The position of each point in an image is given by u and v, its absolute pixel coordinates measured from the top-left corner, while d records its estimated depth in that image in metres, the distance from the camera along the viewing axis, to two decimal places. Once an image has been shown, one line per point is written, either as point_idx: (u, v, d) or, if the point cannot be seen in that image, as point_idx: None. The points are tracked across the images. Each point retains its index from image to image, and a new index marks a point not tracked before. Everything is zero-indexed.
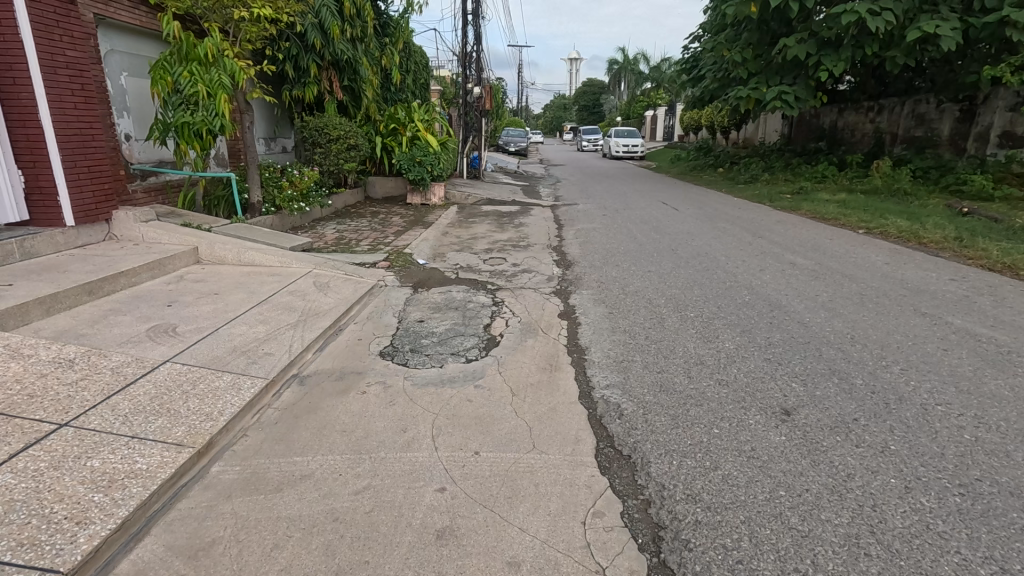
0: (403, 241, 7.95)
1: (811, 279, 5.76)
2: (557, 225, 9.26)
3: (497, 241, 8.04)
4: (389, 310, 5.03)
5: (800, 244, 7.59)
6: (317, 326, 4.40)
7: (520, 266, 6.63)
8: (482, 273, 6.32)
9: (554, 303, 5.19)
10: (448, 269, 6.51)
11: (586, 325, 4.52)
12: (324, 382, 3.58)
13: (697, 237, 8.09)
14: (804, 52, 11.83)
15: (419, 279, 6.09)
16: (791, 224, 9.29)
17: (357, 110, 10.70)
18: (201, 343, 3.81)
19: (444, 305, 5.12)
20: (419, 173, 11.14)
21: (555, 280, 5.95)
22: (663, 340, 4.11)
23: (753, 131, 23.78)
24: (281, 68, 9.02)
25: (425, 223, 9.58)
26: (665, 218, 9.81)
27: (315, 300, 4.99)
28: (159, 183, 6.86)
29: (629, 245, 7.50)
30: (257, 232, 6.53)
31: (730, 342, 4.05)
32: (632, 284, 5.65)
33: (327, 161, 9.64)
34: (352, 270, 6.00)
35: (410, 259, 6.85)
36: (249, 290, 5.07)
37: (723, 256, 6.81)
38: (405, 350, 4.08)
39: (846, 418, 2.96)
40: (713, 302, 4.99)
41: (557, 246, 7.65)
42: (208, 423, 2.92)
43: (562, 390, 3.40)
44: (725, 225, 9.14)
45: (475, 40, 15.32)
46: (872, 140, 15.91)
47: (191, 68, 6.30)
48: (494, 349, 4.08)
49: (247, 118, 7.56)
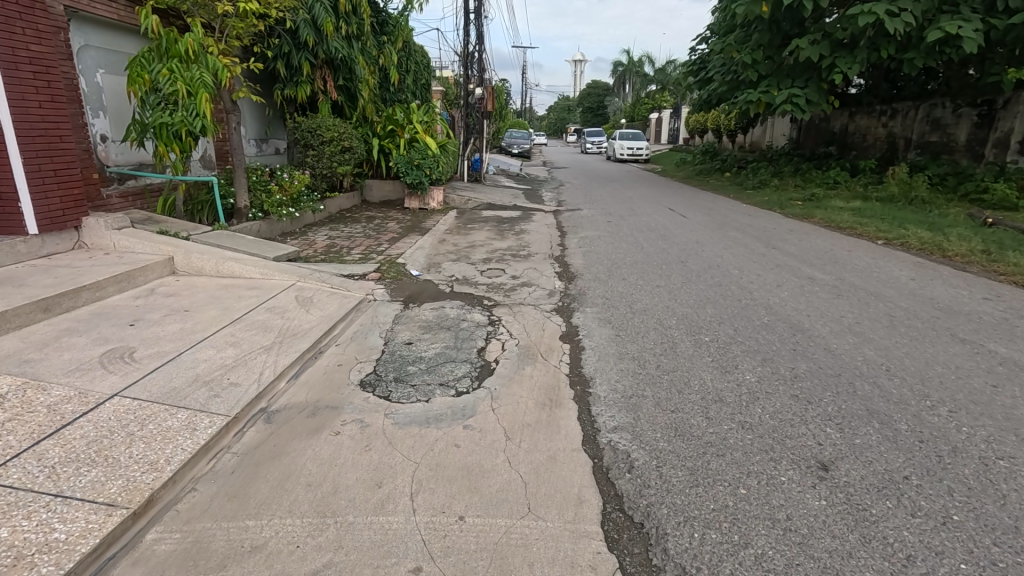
0: (397, 249, 7.55)
1: (833, 297, 5.33)
2: (559, 233, 8.86)
3: (497, 250, 7.64)
4: (376, 330, 4.62)
5: (817, 256, 7.16)
6: (294, 349, 4.00)
7: (520, 278, 6.22)
8: (478, 286, 5.91)
9: (555, 322, 4.77)
10: (442, 282, 6.10)
11: (590, 350, 4.10)
12: (294, 419, 3.17)
13: (708, 247, 7.68)
14: (817, 55, 11.38)
15: (411, 293, 5.68)
16: (805, 233, 8.87)
17: (352, 110, 10.34)
18: (159, 371, 3.41)
19: (436, 324, 4.71)
20: (417, 176, 10.75)
21: (556, 295, 5.54)
22: (675, 370, 3.70)
23: (760, 135, 23.38)
24: (272, 66, 8.64)
25: (422, 230, 9.18)
26: (673, 225, 9.39)
27: (295, 317, 4.58)
28: (138, 187, 6.47)
29: (636, 256, 7.10)
30: (240, 241, 6.13)
31: (750, 373, 3.63)
32: (640, 301, 5.24)
33: (319, 163, 9.20)
34: (339, 283, 5.60)
35: (403, 270, 6.44)
36: (223, 305, 4.67)
37: (736, 269, 6.40)
38: (389, 380, 3.66)
39: (895, 477, 2.54)
40: (729, 324, 4.57)
41: (560, 256, 7.25)
42: (150, 476, 2.50)
43: (562, 433, 2.98)
44: (735, 233, 8.73)
45: (477, 39, 14.92)
46: (884, 145, 15.47)
47: (170, 66, 5.89)
48: (488, 379, 3.66)
49: (234, 120, 7.20)
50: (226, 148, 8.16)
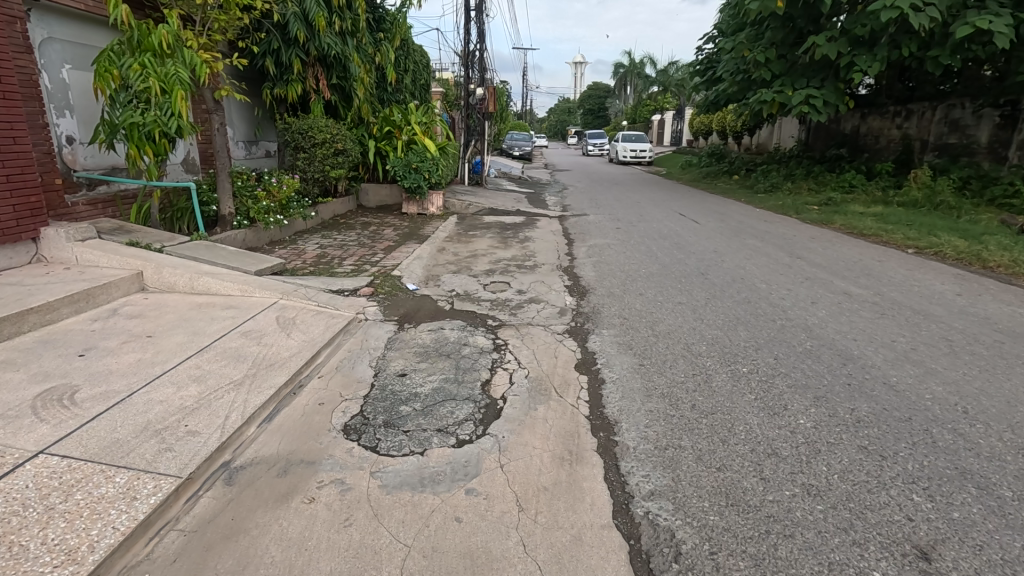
0: (393, 259, 7.01)
1: (876, 316, 4.79)
2: (566, 241, 8.32)
3: (500, 260, 7.11)
4: (367, 357, 4.07)
5: (848, 267, 6.61)
6: (269, 384, 3.45)
7: (526, 293, 5.67)
8: (481, 303, 5.36)
9: (568, 347, 4.23)
10: (442, 298, 5.55)
11: (611, 385, 3.55)
12: (260, 479, 2.61)
13: (728, 257, 7.13)
14: (835, 52, 10.85)
15: (406, 311, 5.13)
16: (828, 241, 8.33)
17: (347, 110, 9.81)
18: (102, 417, 2.86)
19: (434, 351, 4.16)
20: (416, 180, 10.22)
21: (568, 313, 4.99)
22: (715, 414, 3.15)
23: (767, 136, 22.88)
24: (260, 63, 8.10)
25: (420, 237, 8.64)
26: (686, 232, 8.85)
27: (274, 343, 4.04)
28: (109, 193, 5.94)
29: (651, 267, 6.56)
30: (220, 252, 5.58)
31: (804, 417, 3.08)
32: (663, 321, 4.70)
33: (310, 166, 8.62)
34: (328, 301, 5.05)
35: (398, 284, 5.90)
36: (192, 329, 4.11)
37: (764, 283, 5.84)
38: (377, 425, 3.11)
39: (1018, 573, 1.99)
40: (768, 351, 4.03)
41: (568, 268, 6.70)
42: (64, 572, 1.95)
43: (587, 502, 2.42)
44: (754, 241, 8.18)
45: (478, 37, 14.38)
46: (899, 146, 14.94)
47: (142, 60, 5.36)
48: (493, 423, 3.10)
49: (219, 120, 6.73)
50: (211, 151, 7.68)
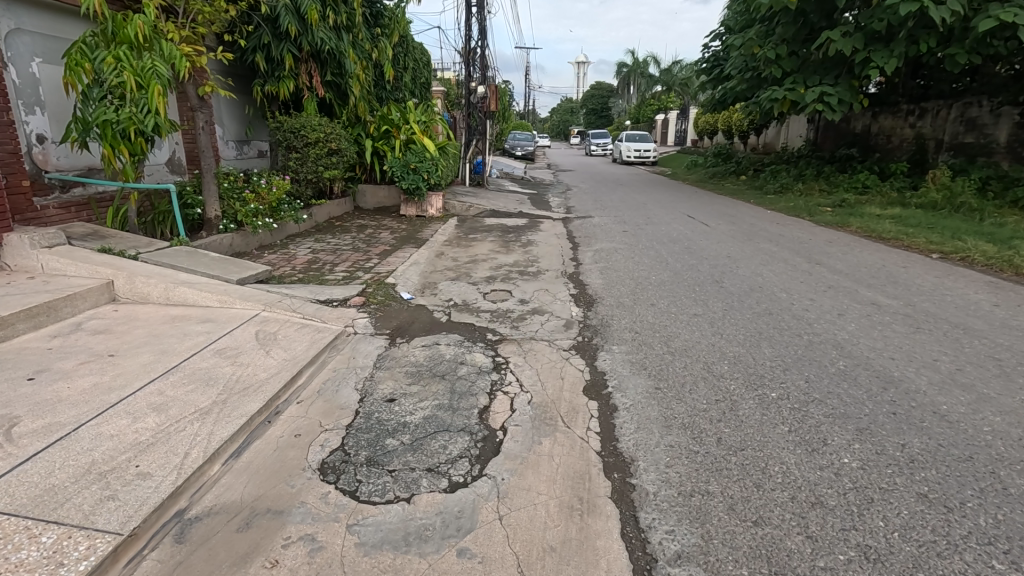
0: (388, 265, 6.64)
1: (911, 330, 4.39)
2: (570, 244, 7.93)
3: (501, 266, 6.73)
4: (352, 379, 3.67)
5: (871, 274, 6.21)
6: (239, 412, 3.06)
7: (529, 303, 5.28)
8: (480, 314, 4.97)
9: (575, 367, 3.84)
10: (438, 308, 5.17)
11: (625, 414, 3.16)
12: (217, 534, 2.23)
13: (742, 263, 6.73)
14: (850, 48, 10.44)
15: (400, 323, 4.75)
16: (846, 245, 7.93)
17: (343, 109, 9.43)
18: (38, 458, 2.48)
19: (427, 371, 3.76)
20: (414, 181, 9.85)
21: (575, 326, 4.60)
22: (745, 450, 2.76)
23: (775, 136, 22.48)
24: (250, 58, 7.73)
25: (418, 241, 8.26)
26: (696, 235, 8.47)
27: (251, 362, 3.65)
28: (84, 196, 5.58)
29: (662, 274, 6.17)
30: (201, 259, 5.21)
31: (848, 455, 2.69)
32: (678, 335, 4.31)
33: (303, 167, 8.22)
34: (314, 313, 4.66)
35: (392, 293, 5.52)
36: (161, 346, 3.72)
37: (784, 292, 5.45)
38: (359, 463, 2.72)
39: None
40: (797, 371, 3.63)
41: (574, 274, 6.31)
42: None
43: (602, 569, 2.04)
44: (769, 246, 7.78)
45: (479, 34, 14.00)
46: (913, 146, 14.51)
47: (116, 52, 5.02)
48: (491, 461, 2.71)
49: (204, 118, 6.38)
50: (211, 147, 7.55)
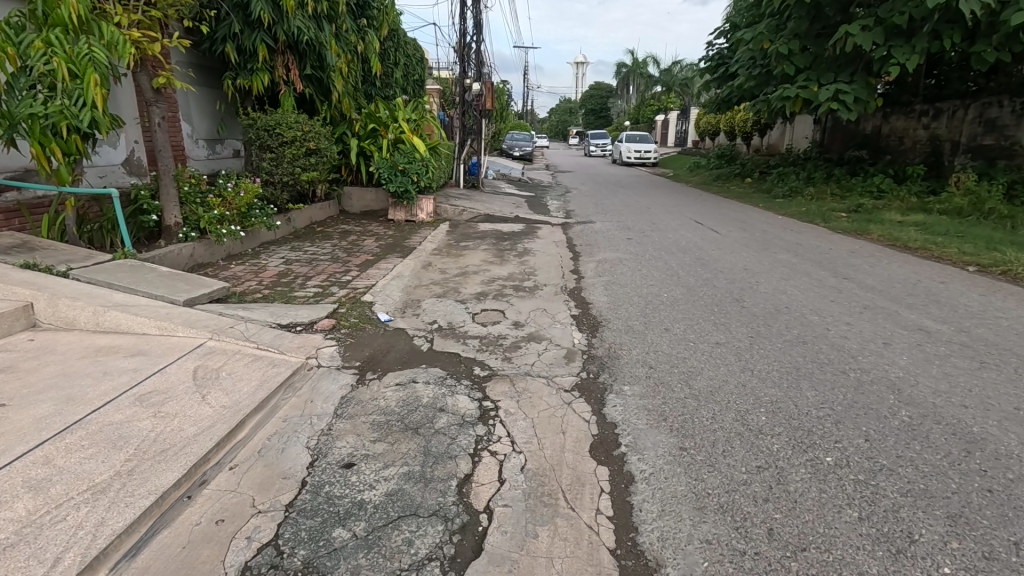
0: (367, 279, 5.96)
1: (974, 365, 3.73)
2: (570, 254, 7.24)
3: (494, 279, 6.05)
4: (304, 434, 2.97)
5: (908, 291, 5.54)
6: (146, 489, 2.36)
7: (524, 326, 4.59)
8: (467, 341, 4.28)
9: (580, 416, 3.15)
10: (419, 333, 4.48)
11: (643, 490, 2.47)
12: None
13: (761, 277, 6.06)
14: (870, 43, 9.78)
15: (373, 354, 4.07)
16: (871, 257, 7.26)
17: (325, 105, 8.72)
18: None
19: (397, 422, 3.07)
20: (402, 183, 9.15)
21: (578, 358, 3.92)
22: (807, 551, 2.08)
23: (780, 137, 21.83)
24: (219, 48, 7.05)
25: (404, 250, 7.57)
26: (707, 245, 7.79)
27: (181, 411, 2.96)
28: (14, 201, 4.91)
29: (675, 291, 5.48)
30: (146, 275, 4.51)
31: (948, 562, 2.01)
32: (701, 372, 3.62)
33: (278, 168, 7.48)
34: (271, 342, 3.96)
35: (368, 313, 4.84)
36: (70, 390, 3.02)
37: (815, 314, 4.78)
38: (292, 571, 2.02)
39: None
40: (853, 425, 2.95)
41: (575, 290, 5.63)
42: None
43: None
44: (788, 257, 7.10)
45: (473, 28, 13.30)
46: (927, 148, 13.88)
47: (47, 36, 4.33)
48: (471, 569, 2.03)
49: (158, 112, 5.68)
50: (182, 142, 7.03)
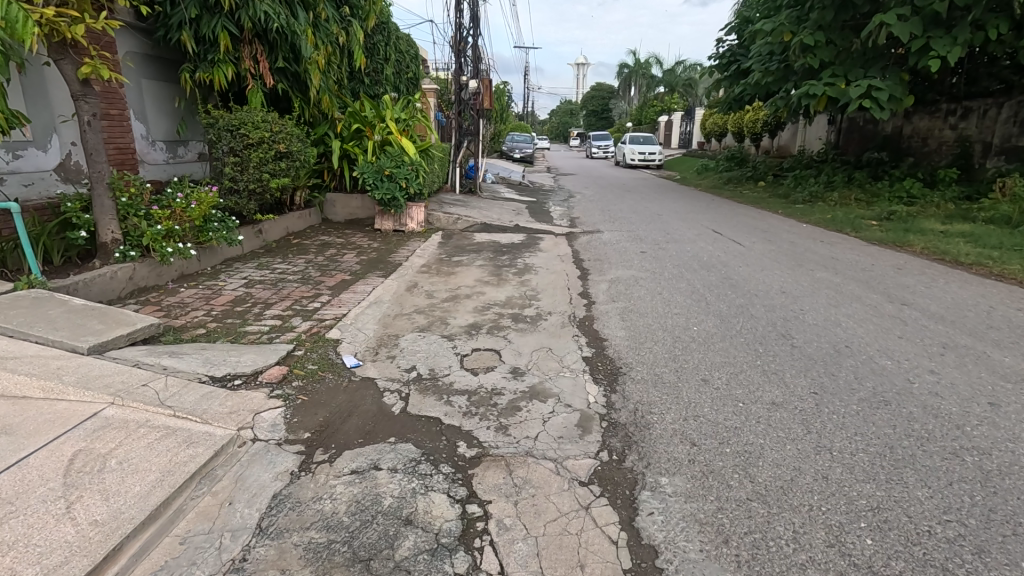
0: (338, 306, 5.02)
1: None
2: (577, 272, 6.31)
3: (489, 306, 5.11)
4: (204, 570, 2.05)
5: (986, 322, 4.61)
6: None
7: (524, 376, 3.64)
8: (451, 400, 3.32)
9: (604, 535, 2.22)
10: (391, 387, 3.53)
11: None
12: None
13: (805, 304, 5.12)
14: (907, 34, 8.82)
15: (327, 419, 3.12)
16: (922, 274, 6.33)
17: (301, 103, 7.81)
18: None
19: (342, 548, 2.14)
20: (389, 190, 8.17)
21: (595, 429, 2.98)
22: None
23: (790, 139, 21.13)
24: (175, 36, 6.13)
25: (388, 267, 6.64)
26: (734, 261, 6.83)
27: (23, 538, 2.04)
28: None
29: (706, 324, 4.55)
30: (49, 313, 3.60)
31: None
32: (762, 455, 2.69)
33: (242, 174, 6.52)
34: (193, 406, 3.02)
35: (330, 357, 3.89)
36: None
37: (886, 358, 3.83)
38: None
39: None
40: (1006, 560, 2.02)
41: (585, 322, 4.69)
42: None
43: None
44: (828, 276, 6.17)
45: (470, 21, 12.38)
46: (956, 150, 12.93)
47: None
48: None
49: (88, 109, 4.77)
50: (130, 145, 6.09)
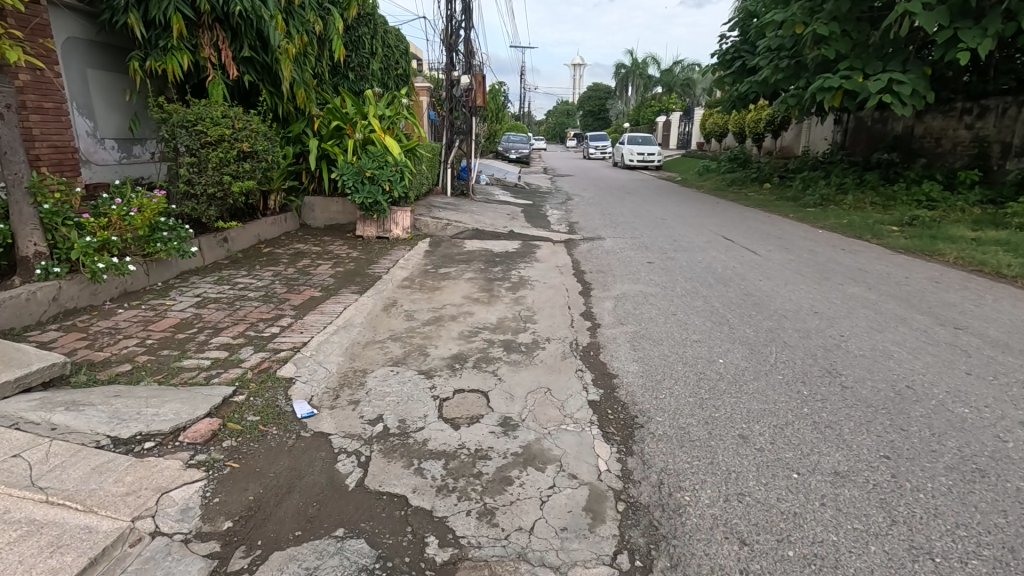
0: (300, 331, 4.27)
1: None
2: (578, 288, 5.59)
3: (477, 330, 4.38)
4: None
5: None
6: None
7: (515, 430, 2.91)
8: (422, 468, 2.58)
9: None
10: (347, 446, 2.78)
11: None
12: None
13: (844, 328, 4.41)
14: (934, 24, 8.12)
15: (259, 497, 2.39)
16: (964, 289, 5.63)
17: (272, 98, 7.07)
18: None
19: None
20: (371, 193, 7.42)
21: (609, 516, 2.25)
22: None
23: (793, 139, 20.44)
24: (121, 20, 5.39)
25: (366, 280, 5.90)
26: (752, 274, 6.12)
27: None
28: None
29: (733, 355, 3.82)
30: None
31: None
32: (841, 564, 1.96)
33: (200, 175, 5.77)
34: (76, 487, 2.28)
35: (278, 403, 3.15)
36: None
37: (961, 405, 3.12)
38: None
39: None
40: None
41: (590, 351, 3.96)
42: None
43: None
44: (861, 292, 5.46)
45: (462, 12, 11.65)
46: (973, 150, 12.28)
47: None
48: None
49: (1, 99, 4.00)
50: (70, 143, 5.34)
